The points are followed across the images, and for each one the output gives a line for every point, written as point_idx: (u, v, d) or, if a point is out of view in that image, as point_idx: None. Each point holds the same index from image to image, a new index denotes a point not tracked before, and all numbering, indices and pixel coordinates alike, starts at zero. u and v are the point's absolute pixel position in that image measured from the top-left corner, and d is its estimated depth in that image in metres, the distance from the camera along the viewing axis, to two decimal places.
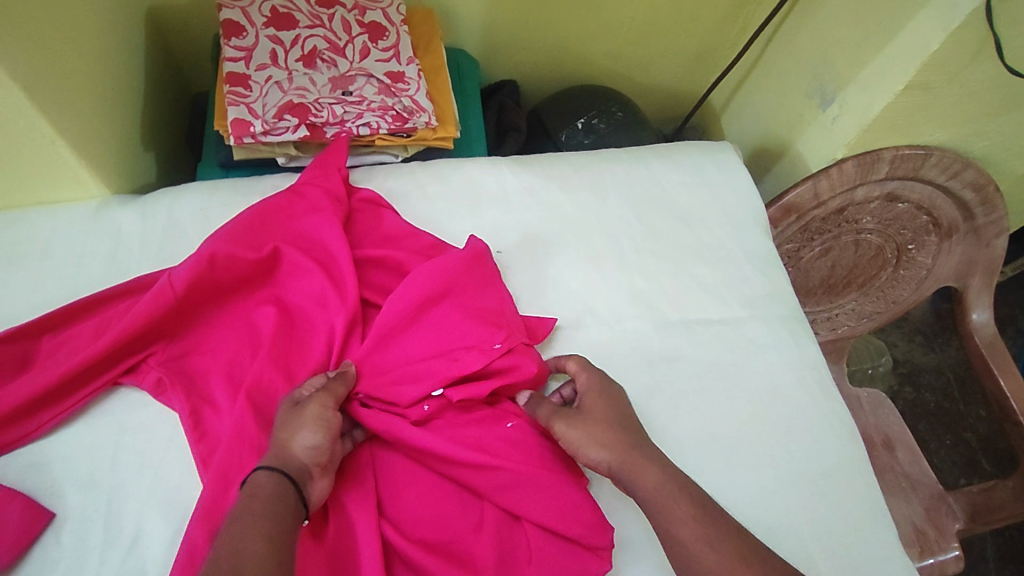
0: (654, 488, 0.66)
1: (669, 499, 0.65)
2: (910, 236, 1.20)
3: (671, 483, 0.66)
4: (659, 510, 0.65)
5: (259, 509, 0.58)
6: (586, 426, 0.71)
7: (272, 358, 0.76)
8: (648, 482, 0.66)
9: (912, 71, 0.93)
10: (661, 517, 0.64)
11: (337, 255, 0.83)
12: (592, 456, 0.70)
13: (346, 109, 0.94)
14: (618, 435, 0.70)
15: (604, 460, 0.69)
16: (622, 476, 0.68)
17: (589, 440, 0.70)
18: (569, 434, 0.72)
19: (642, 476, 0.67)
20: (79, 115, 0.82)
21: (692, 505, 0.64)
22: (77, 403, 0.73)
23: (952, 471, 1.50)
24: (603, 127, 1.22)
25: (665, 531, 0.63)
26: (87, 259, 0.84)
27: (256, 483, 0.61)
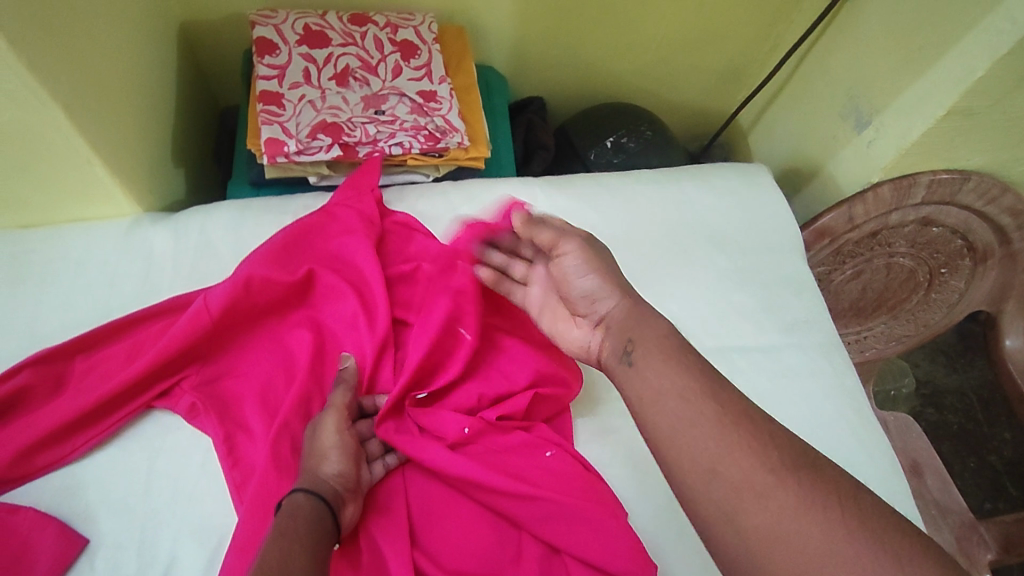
0: (647, 338, 0.61)
1: (661, 350, 0.60)
2: (943, 260, 1.18)
3: (673, 339, 0.61)
4: (646, 359, 0.60)
5: (300, 527, 0.59)
6: (593, 257, 0.69)
7: (306, 383, 0.75)
8: (644, 331, 0.62)
9: (955, 96, 0.91)
10: (644, 360, 0.60)
11: (371, 280, 0.81)
12: (586, 288, 0.69)
13: (379, 129, 0.94)
14: (623, 286, 0.68)
15: (596, 294, 0.68)
16: (613, 317, 0.66)
17: (592, 270, 0.69)
18: (571, 261, 0.70)
19: (641, 327, 0.63)
20: (113, 133, 0.81)
21: (688, 367, 0.58)
22: (110, 426, 0.72)
23: (976, 495, 1.41)
24: (632, 146, 1.20)
25: (643, 379, 0.59)
26: (119, 280, 0.83)
27: (295, 504, 0.61)
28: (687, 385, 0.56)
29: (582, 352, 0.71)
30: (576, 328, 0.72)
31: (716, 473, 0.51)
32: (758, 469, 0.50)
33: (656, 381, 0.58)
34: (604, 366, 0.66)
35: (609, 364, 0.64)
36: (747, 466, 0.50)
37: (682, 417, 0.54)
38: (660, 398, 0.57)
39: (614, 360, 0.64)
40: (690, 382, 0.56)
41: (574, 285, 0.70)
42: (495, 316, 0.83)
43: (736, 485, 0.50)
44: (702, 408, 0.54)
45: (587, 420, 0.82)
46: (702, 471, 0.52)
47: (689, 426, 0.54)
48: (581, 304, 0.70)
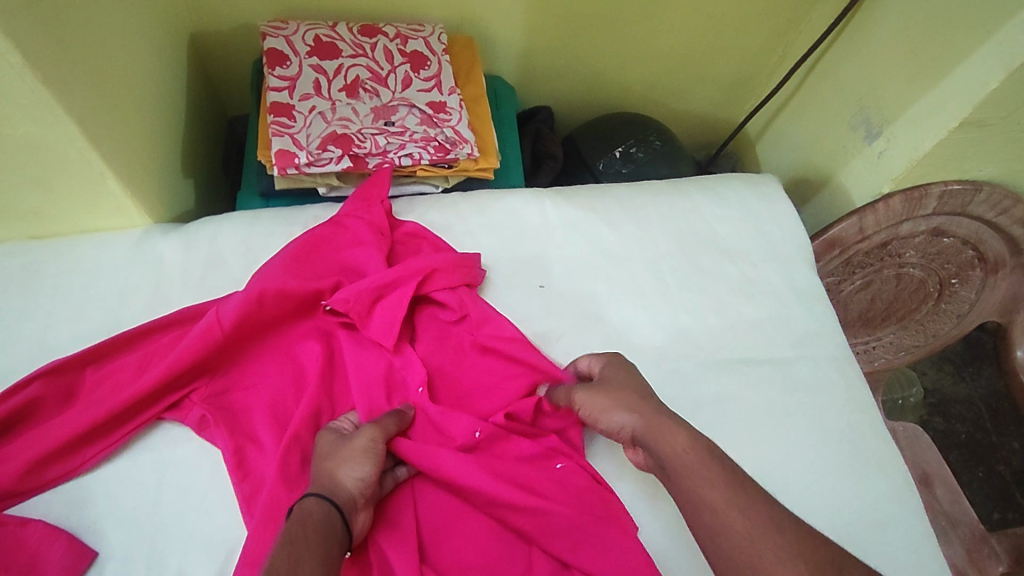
0: (672, 446, 0.64)
1: (693, 463, 0.62)
2: (953, 270, 1.18)
3: (699, 451, 0.63)
4: (679, 468, 0.62)
5: (310, 534, 0.59)
6: (607, 391, 0.72)
7: (317, 397, 0.75)
8: (667, 439, 0.65)
9: (969, 107, 0.90)
10: (677, 468, 0.63)
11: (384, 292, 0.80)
12: (613, 421, 0.70)
13: (389, 140, 0.94)
14: (636, 408, 0.69)
15: (621, 423, 0.70)
16: (640, 435, 0.67)
17: (612, 403, 0.71)
18: (588, 404, 0.72)
19: (663, 436, 0.65)
20: (125, 146, 0.81)
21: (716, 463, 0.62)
22: (120, 439, 0.72)
23: (984, 505, 1.37)
24: (641, 156, 1.20)
25: (681, 485, 0.62)
26: (130, 291, 0.83)
27: (306, 508, 0.61)
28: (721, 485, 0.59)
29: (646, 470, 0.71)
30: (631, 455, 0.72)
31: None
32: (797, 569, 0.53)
33: (692, 491, 0.60)
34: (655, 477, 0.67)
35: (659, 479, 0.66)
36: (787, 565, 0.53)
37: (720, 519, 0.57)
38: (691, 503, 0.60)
39: (658, 473, 0.66)
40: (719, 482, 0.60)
41: (602, 423, 0.71)
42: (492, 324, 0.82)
43: None
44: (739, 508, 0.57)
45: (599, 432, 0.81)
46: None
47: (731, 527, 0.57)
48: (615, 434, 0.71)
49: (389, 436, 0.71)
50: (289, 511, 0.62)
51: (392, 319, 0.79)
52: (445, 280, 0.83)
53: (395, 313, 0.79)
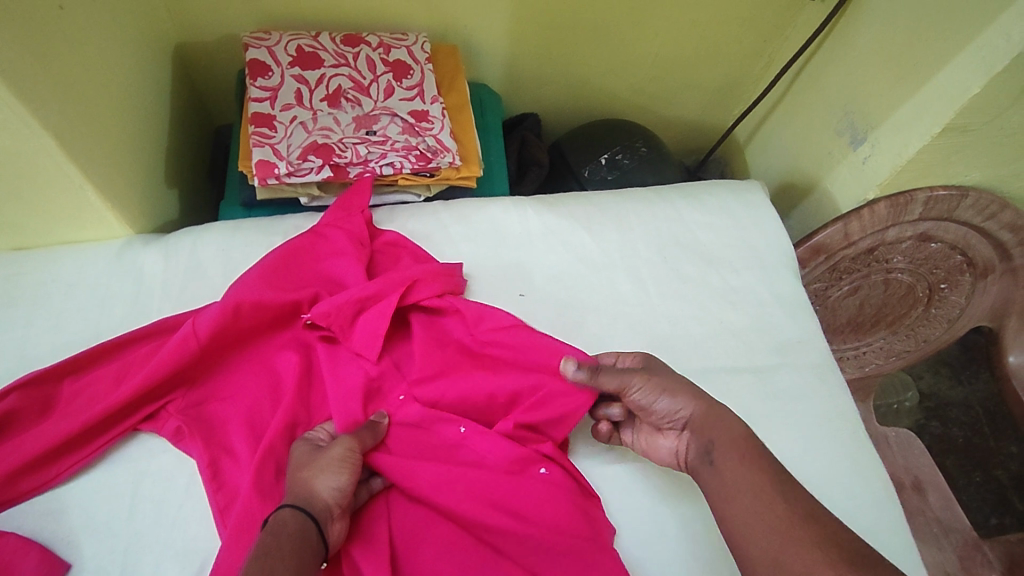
0: (725, 438, 0.68)
1: (736, 453, 0.66)
2: (942, 275, 1.17)
3: (747, 442, 0.67)
4: (726, 458, 0.66)
5: (285, 546, 0.59)
6: (664, 379, 0.74)
7: (293, 407, 0.75)
8: (721, 432, 0.68)
9: (952, 112, 0.90)
10: (726, 458, 0.66)
11: (364, 304, 0.80)
12: (666, 407, 0.73)
13: (370, 150, 0.94)
14: (690, 397, 0.72)
15: (675, 411, 0.72)
16: (695, 423, 0.71)
17: (670, 389, 0.73)
18: (644, 390, 0.74)
19: (716, 428, 0.69)
20: (105, 158, 0.81)
21: (757, 462, 0.65)
22: (96, 450, 0.72)
23: (981, 509, 1.34)
24: (627, 163, 1.20)
25: (720, 478, 0.66)
26: (110, 302, 0.83)
27: (281, 520, 0.61)
28: (756, 480, 0.63)
29: (672, 458, 0.75)
30: (662, 441, 0.75)
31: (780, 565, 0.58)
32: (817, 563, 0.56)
33: (736, 482, 0.64)
34: (690, 466, 0.71)
35: (695, 466, 0.69)
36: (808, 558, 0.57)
37: (754, 513, 0.62)
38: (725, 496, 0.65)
39: (696, 460, 0.70)
40: (756, 475, 0.64)
41: (653, 408, 0.74)
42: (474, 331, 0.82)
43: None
44: (770, 505, 0.61)
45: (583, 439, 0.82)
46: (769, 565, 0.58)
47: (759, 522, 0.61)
48: (662, 419, 0.74)
49: (366, 447, 0.72)
50: (264, 522, 0.62)
51: (373, 331, 0.79)
52: (427, 294, 0.83)
53: (375, 323, 0.79)
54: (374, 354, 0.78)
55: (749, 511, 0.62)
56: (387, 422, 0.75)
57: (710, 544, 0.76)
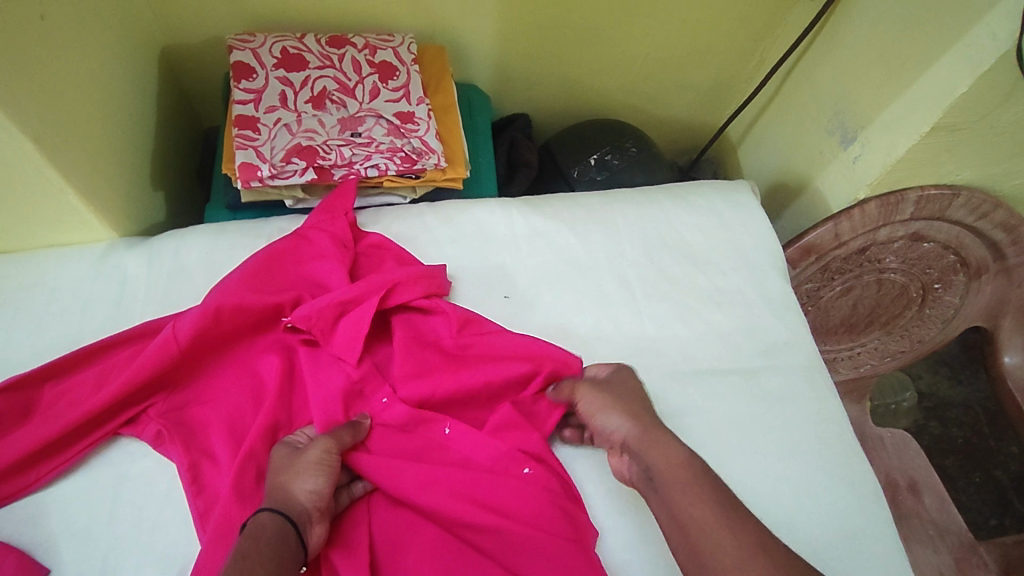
0: (664, 462, 0.67)
1: (683, 477, 0.65)
2: (936, 275, 1.16)
3: (688, 465, 0.66)
4: (669, 483, 0.65)
5: (263, 549, 0.59)
6: (611, 394, 0.75)
7: (274, 409, 0.74)
8: (660, 456, 0.67)
9: (939, 112, 0.89)
10: (671, 480, 0.65)
11: (346, 306, 0.80)
12: (606, 424, 0.73)
13: (354, 151, 0.94)
14: (629, 417, 0.72)
15: (615, 428, 0.72)
16: (630, 443, 0.70)
17: (613, 406, 0.73)
18: (587, 404, 0.75)
19: (656, 451, 0.68)
20: (86, 162, 0.81)
21: (708, 489, 0.64)
22: (76, 455, 0.72)
23: (981, 510, 1.32)
24: (616, 164, 1.19)
25: (667, 506, 0.64)
26: (93, 305, 0.83)
27: (258, 524, 0.61)
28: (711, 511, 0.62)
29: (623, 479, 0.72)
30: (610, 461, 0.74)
31: None
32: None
33: (683, 510, 0.63)
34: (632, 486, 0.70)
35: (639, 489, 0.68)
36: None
37: (710, 544, 0.60)
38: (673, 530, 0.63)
39: (640, 482, 0.69)
40: (707, 502, 0.63)
41: (597, 422, 0.74)
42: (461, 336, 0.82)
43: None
44: (729, 532, 0.60)
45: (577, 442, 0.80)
46: None
47: (721, 554, 0.59)
48: (603, 436, 0.74)
49: (344, 446, 0.71)
50: (242, 527, 0.62)
51: (356, 334, 0.78)
52: (411, 297, 0.83)
53: (359, 328, 0.79)
54: (356, 357, 0.78)
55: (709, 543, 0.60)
56: (369, 422, 0.75)
57: None
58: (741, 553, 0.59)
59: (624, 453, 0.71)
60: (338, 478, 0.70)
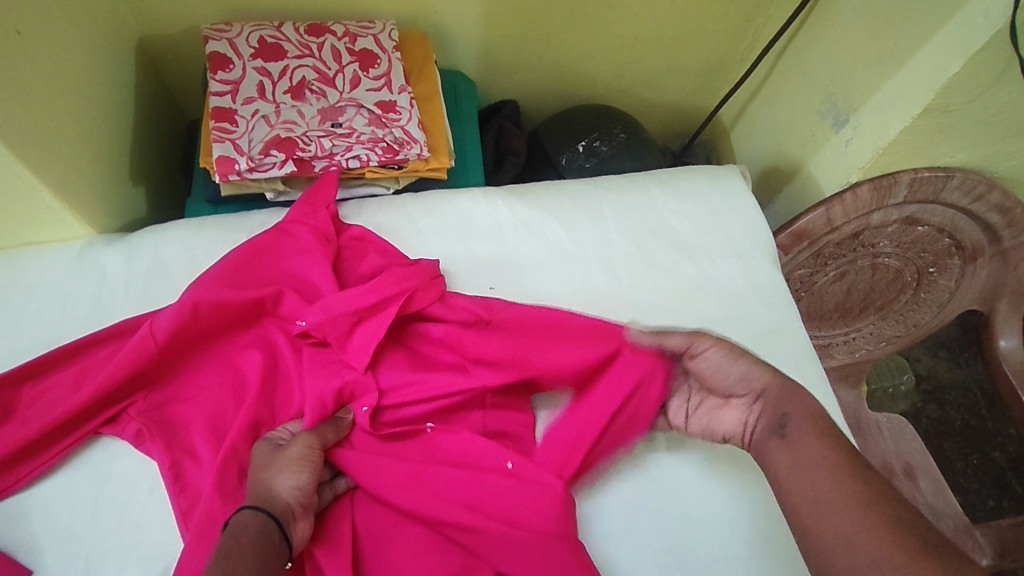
0: (799, 416, 0.68)
1: (814, 432, 0.66)
2: (931, 259, 1.14)
3: (822, 421, 0.67)
4: (800, 435, 0.66)
5: (246, 547, 0.57)
6: (735, 349, 0.74)
7: (255, 407, 0.73)
8: (796, 408, 0.68)
9: (931, 94, 0.87)
10: (802, 431, 0.66)
11: (362, 315, 0.77)
12: (735, 373, 0.73)
13: (335, 142, 0.92)
14: (755, 373, 0.72)
15: (750, 376, 0.72)
16: (769, 394, 0.71)
17: (736, 361, 0.73)
18: (712, 355, 0.75)
19: (793, 402, 0.69)
20: (61, 158, 0.80)
21: (833, 444, 0.64)
22: (56, 455, 0.72)
23: (980, 493, 1.32)
24: (605, 150, 1.17)
25: (791, 454, 0.66)
26: (71, 303, 0.82)
27: (241, 522, 0.59)
28: (828, 471, 0.62)
29: (739, 426, 0.72)
30: (727, 411, 0.74)
31: (849, 543, 0.57)
32: (872, 556, 0.56)
33: (805, 461, 0.64)
34: (756, 441, 0.70)
35: (763, 439, 0.69)
36: (886, 545, 0.56)
37: (824, 500, 0.61)
38: (783, 483, 0.65)
39: (766, 433, 0.69)
40: (829, 459, 0.63)
41: (721, 373, 0.74)
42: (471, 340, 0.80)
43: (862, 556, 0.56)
44: (848, 485, 0.61)
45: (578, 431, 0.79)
46: (839, 540, 0.58)
47: (836, 509, 0.60)
48: (731, 385, 0.73)
49: (327, 443, 0.71)
50: (224, 525, 0.60)
51: (371, 345, 0.77)
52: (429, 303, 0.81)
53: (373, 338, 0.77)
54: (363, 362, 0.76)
55: (822, 500, 0.61)
56: (351, 418, 0.75)
57: (687, 537, 0.74)
58: (852, 514, 0.59)
59: (756, 401, 0.72)
60: (321, 473, 0.69)
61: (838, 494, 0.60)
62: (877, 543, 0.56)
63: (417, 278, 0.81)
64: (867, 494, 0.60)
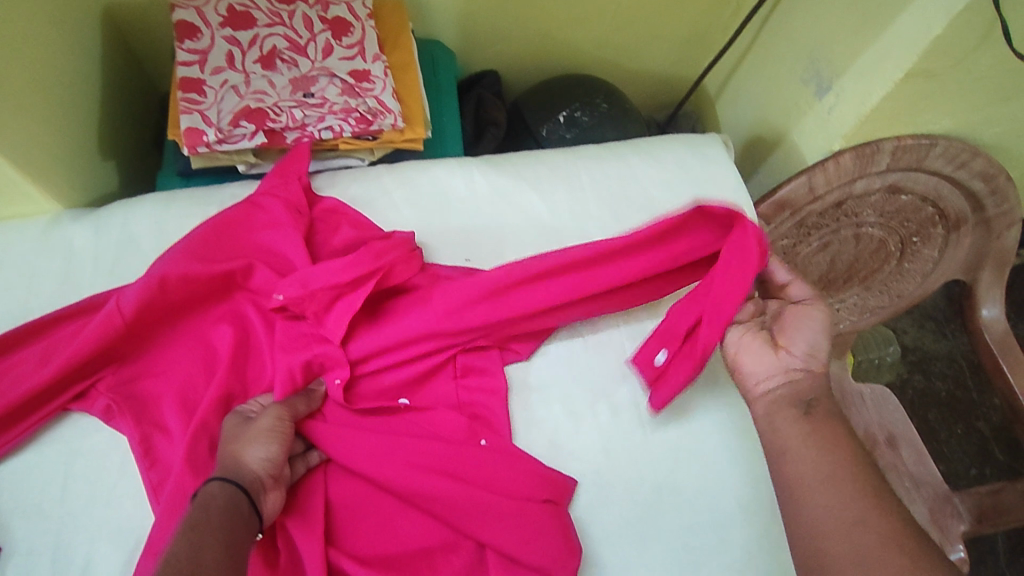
0: (827, 405, 0.71)
1: (833, 421, 0.70)
2: (914, 228, 1.14)
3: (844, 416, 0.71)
4: (823, 418, 0.70)
5: (214, 517, 0.57)
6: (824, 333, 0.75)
7: (226, 380, 0.73)
8: (828, 398, 0.72)
9: (913, 58, 0.86)
10: (824, 414, 0.70)
11: (340, 291, 0.75)
12: (807, 342, 0.74)
13: (307, 113, 0.90)
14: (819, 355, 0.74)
15: (816, 355, 0.74)
16: (816, 376, 0.73)
17: (819, 337, 0.74)
18: (813, 319, 0.75)
19: (827, 392, 0.72)
20: (23, 131, 0.78)
21: (849, 436, 0.68)
22: (25, 431, 0.71)
23: (963, 461, 1.34)
24: (586, 120, 1.15)
25: (811, 429, 0.69)
26: (39, 278, 0.81)
27: (208, 493, 0.59)
28: (843, 456, 0.66)
29: (774, 378, 0.74)
30: (769, 356, 0.75)
31: (857, 524, 0.61)
32: (873, 540, 0.60)
33: (823, 441, 0.68)
34: (771, 398, 0.73)
35: (783, 399, 0.72)
36: (892, 532, 0.60)
37: (835, 478, 0.65)
38: (794, 453, 0.68)
39: (788, 399, 0.72)
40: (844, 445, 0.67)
41: (799, 335, 0.75)
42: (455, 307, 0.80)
43: (870, 538, 0.60)
44: (861, 473, 0.65)
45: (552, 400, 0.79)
46: (849, 518, 0.62)
47: (846, 488, 0.64)
48: (799, 348, 0.74)
49: (298, 415, 0.71)
50: (192, 496, 0.60)
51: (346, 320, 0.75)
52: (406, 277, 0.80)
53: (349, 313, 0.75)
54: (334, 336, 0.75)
55: (833, 478, 0.65)
56: (323, 389, 0.75)
57: (664, 507, 0.74)
58: (861, 498, 0.63)
59: (801, 373, 0.73)
60: (292, 445, 0.69)
61: (850, 477, 0.64)
62: (882, 530, 0.60)
63: (397, 251, 0.79)
64: (874, 485, 0.64)
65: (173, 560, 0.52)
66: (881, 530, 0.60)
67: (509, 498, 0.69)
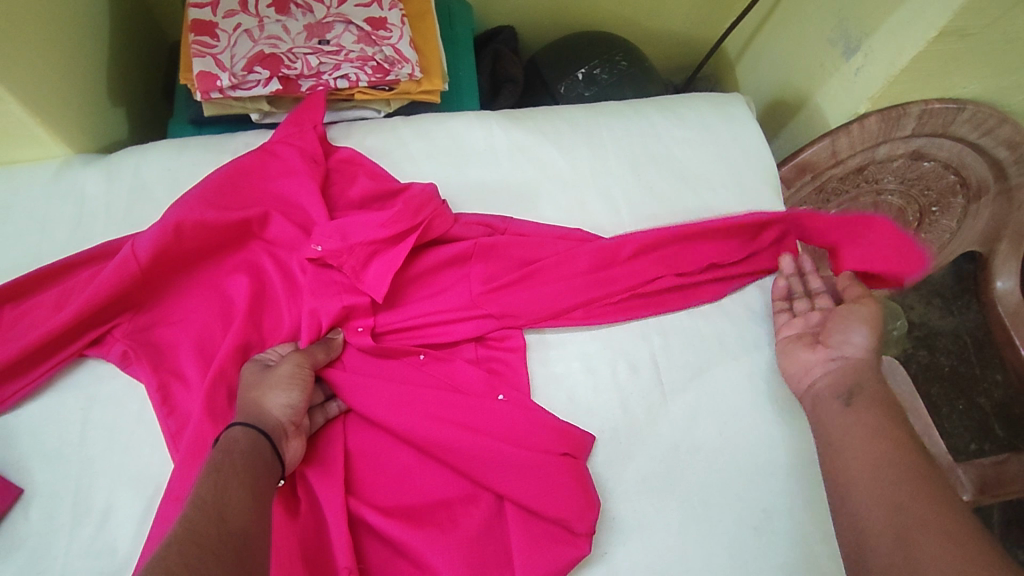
0: (870, 395, 0.72)
1: (880, 414, 0.70)
2: (934, 197, 1.12)
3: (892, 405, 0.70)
4: (867, 408, 0.70)
5: (238, 461, 0.56)
6: (853, 319, 0.78)
7: (244, 329, 0.72)
8: (869, 388, 0.72)
9: (948, 15, 0.83)
10: (863, 407, 0.71)
11: (379, 247, 0.75)
12: (842, 336, 0.77)
13: (322, 60, 0.88)
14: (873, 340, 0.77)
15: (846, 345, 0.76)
16: (853, 361, 0.75)
17: (847, 326, 0.77)
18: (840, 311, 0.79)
19: (866, 379, 0.73)
20: (31, 70, 0.75)
21: (899, 427, 0.68)
22: (41, 376, 0.70)
23: (963, 436, 1.34)
24: (605, 78, 1.12)
25: (853, 422, 0.69)
26: (51, 224, 0.80)
27: (231, 438, 0.59)
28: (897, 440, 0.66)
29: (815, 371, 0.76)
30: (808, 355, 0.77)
31: (899, 510, 0.60)
32: (914, 523, 0.58)
33: (866, 429, 0.68)
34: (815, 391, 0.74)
35: (825, 391, 0.73)
36: (940, 518, 0.57)
37: (876, 470, 0.64)
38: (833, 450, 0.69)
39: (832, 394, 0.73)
40: (895, 436, 0.67)
41: (841, 326, 0.77)
42: (484, 261, 0.80)
43: (912, 523, 0.58)
44: (904, 463, 0.64)
45: (571, 357, 0.78)
46: (888, 507, 0.60)
47: (887, 478, 0.63)
48: (833, 339, 0.77)
49: (318, 364, 0.70)
50: (214, 442, 0.59)
51: (389, 277, 0.75)
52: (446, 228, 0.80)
53: (393, 267, 0.75)
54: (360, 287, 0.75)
55: (875, 466, 0.64)
56: (342, 337, 0.74)
57: (682, 467, 0.73)
58: (905, 488, 0.61)
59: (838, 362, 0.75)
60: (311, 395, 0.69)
61: (895, 466, 0.64)
62: (928, 515, 0.58)
63: (430, 206, 0.78)
64: (921, 474, 0.62)
65: (198, 504, 0.51)
66: (926, 517, 0.58)
67: (528, 450, 0.69)
